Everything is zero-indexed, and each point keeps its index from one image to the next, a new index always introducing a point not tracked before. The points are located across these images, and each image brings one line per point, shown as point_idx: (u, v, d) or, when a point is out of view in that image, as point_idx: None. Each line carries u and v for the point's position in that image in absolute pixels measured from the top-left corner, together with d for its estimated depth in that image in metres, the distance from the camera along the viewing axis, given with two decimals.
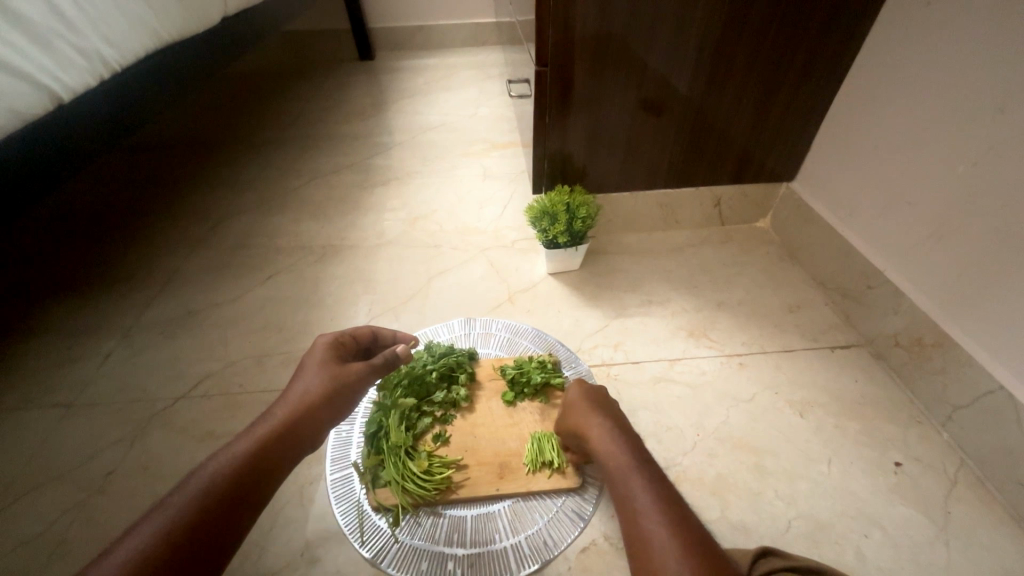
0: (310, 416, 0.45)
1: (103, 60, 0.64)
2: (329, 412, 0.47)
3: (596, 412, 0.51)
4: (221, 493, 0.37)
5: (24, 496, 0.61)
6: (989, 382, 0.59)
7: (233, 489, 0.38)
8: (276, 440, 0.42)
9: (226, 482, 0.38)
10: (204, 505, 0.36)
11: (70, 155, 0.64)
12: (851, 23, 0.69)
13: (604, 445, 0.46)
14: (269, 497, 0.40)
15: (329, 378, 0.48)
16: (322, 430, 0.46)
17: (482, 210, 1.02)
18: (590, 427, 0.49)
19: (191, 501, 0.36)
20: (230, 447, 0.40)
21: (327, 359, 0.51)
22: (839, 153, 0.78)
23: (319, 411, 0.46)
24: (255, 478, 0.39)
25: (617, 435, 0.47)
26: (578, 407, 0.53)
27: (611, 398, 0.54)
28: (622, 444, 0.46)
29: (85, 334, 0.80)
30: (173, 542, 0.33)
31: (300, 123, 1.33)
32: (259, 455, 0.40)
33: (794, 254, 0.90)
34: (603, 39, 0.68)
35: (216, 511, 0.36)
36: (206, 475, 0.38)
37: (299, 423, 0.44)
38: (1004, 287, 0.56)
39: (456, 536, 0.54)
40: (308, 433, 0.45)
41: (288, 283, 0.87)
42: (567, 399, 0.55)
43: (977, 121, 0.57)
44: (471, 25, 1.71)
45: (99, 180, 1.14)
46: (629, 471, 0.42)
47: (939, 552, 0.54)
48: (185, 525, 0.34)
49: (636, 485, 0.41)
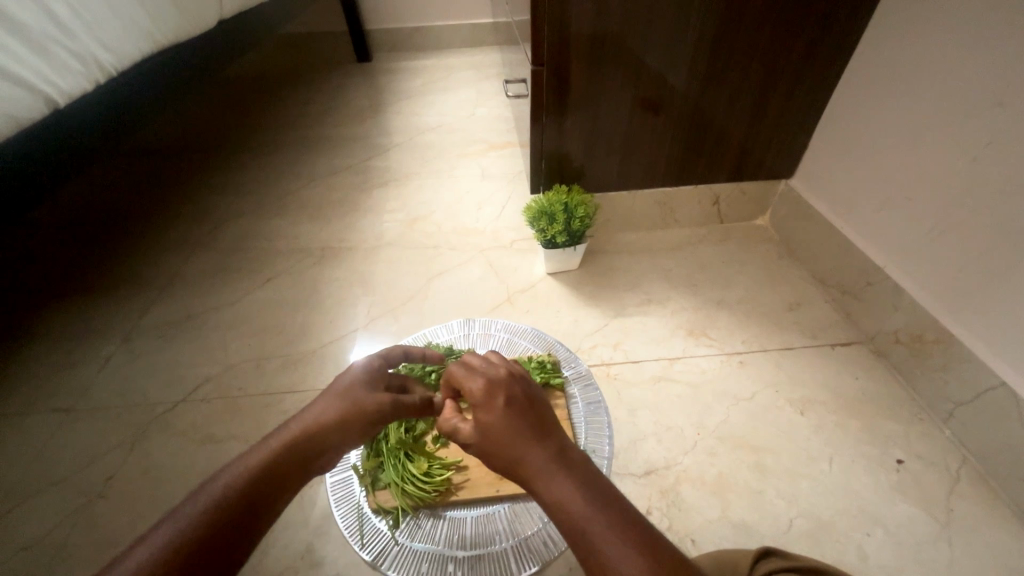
0: (328, 440, 0.43)
1: (98, 65, 0.63)
2: (347, 435, 0.44)
3: (519, 435, 0.36)
4: (230, 507, 0.36)
5: (25, 500, 0.61)
6: (991, 378, 0.58)
7: (244, 504, 0.36)
8: (290, 455, 0.40)
9: (239, 494, 0.37)
10: (217, 517, 0.35)
11: (67, 159, 0.64)
12: (848, 19, 0.68)
13: (550, 491, 0.34)
14: (276, 518, 0.38)
15: (351, 401, 0.45)
16: (338, 452, 0.44)
17: (480, 210, 1.02)
18: (525, 465, 0.36)
19: (199, 515, 0.34)
20: (244, 459, 0.39)
21: (358, 378, 0.48)
22: (838, 149, 0.78)
23: (342, 434, 0.43)
24: (267, 492, 0.38)
25: (560, 468, 0.35)
26: (502, 438, 0.37)
27: (536, 399, 0.40)
28: (574, 484, 0.34)
29: (84, 338, 0.80)
30: (172, 559, 0.32)
31: (298, 124, 1.34)
32: (270, 472, 0.39)
33: (793, 252, 0.89)
34: (598, 37, 0.68)
35: (228, 521, 0.35)
36: (218, 486, 0.37)
37: (314, 441, 0.42)
38: (1004, 283, 0.56)
39: (456, 538, 0.54)
40: (325, 453, 0.43)
41: (286, 287, 0.87)
42: (479, 420, 0.38)
43: (975, 118, 0.57)
44: (469, 25, 1.71)
45: (99, 184, 1.14)
46: (597, 527, 0.32)
47: (942, 550, 0.54)
48: (192, 538, 0.33)
49: (615, 552, 0.31)
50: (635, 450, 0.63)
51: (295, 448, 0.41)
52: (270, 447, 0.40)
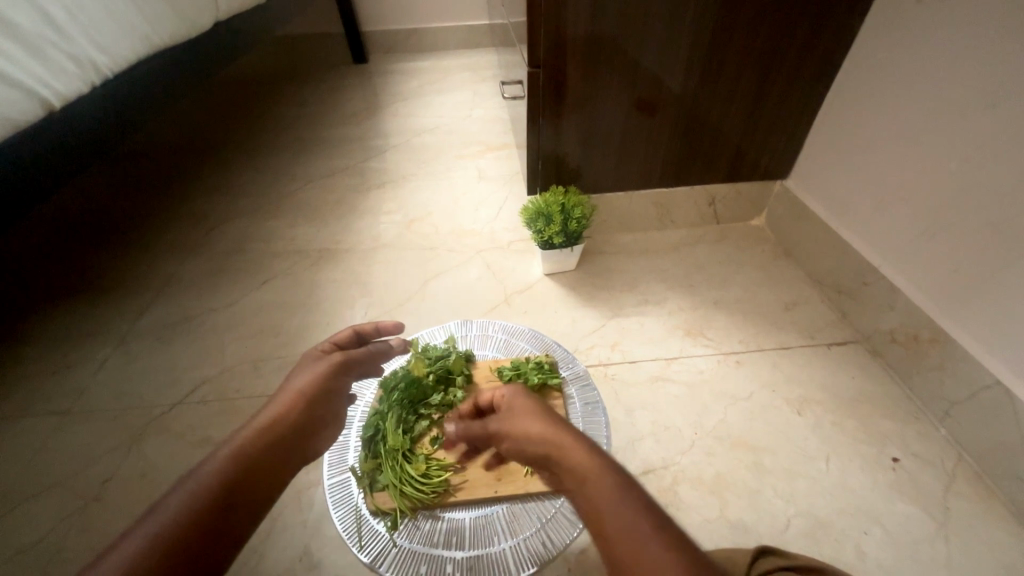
0: (300, 416, 0.45)
1: (92, 65, 0.63)
2: (320, 405, 0.47)
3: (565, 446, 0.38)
4: (234, 472, 0.38)
5: (21, 503, 0.61)
6: (986, 377, 0.59)
7: (246, 470, 0.39)
8: (275, 428, 0.43)
9: (239, 460, 0.39)
10: (224, 480, 0.37)
11: (60, 161, 0.64)
12: (843, 20, 0.69)
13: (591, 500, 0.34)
14: (284, 477, 0.41)
15: (314, 375, 0.48)
16: (320, 422, 0.47)
17: (478, 211, 1.02)
18: (575, 473, 0.36)
19: (209, 480, 0.37)
20: (221, 449, 0.39)
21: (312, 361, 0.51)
22: (833, 150, 0.78)
23: (312, 410, 0.46)
24: (263, 459, 0.40)
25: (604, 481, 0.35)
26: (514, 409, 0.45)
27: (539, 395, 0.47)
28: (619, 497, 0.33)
29: (80, 341, 0.80)
30: (194, 519, 0.34)
31: (295, 126, 1.34)
32: (262, 447, 0.41)
33: (790, 252, 0.90)
34: (594, 40, 0.68)
35: (235, 484, 0.37)
36: (198, 478, 0.37)
37: (292, 411, 0.45)
38: (998, 283, 0.56)
39: (455, 539, 0.54)
40: (308, 422, 0.45)
41: (282, 289, 0.87)
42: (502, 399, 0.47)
43: (968, 119, 0.58)
44: (465, 28, 1.72)
45: (94, 186, 1.13)
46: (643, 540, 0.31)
47: (938, 548, 0.54)
48: (207, 499, 0.36)
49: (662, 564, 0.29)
50: (633, 450, 0.63)
51: (270, 432, 0.42)
52: (244, 434, 0.41)
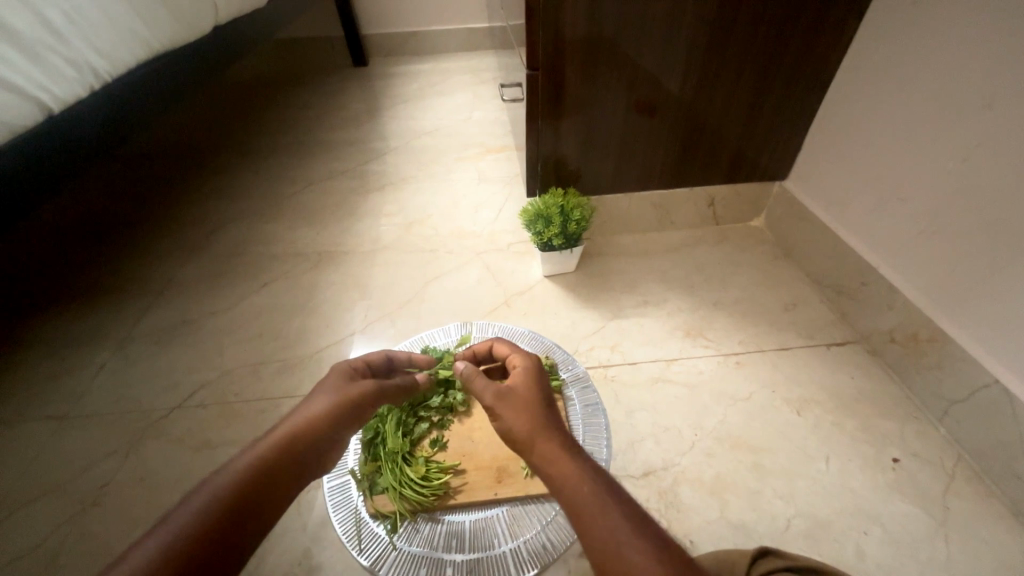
0: (319, 436, 0.44)
1: (91, 70, 0.63)
2: (339, 428, 0.46)
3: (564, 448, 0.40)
4: (247, 488, 0.38)
5: (20, 508, 0.61)
6: (985, 376, 0.59)
7: (258, 487, 0.38)
8: (292, 447, 0.42)
9: (253, 477, 0.38)
10: (237, 496, 0.37)
11: (60, 165, 0.64)
12: (840, 22, 0.69)
13: (582, 502, 0.36)
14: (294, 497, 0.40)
15: (339, 396, 0.47)
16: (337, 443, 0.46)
17: (477, 213, 1.02)
18: (569, 476, 0.38)
19: (223, 494, 0.37)
20: (236, 465, 0.39)
21: (340, 381, 0.50)
22: (831, 151, 0.78)
23: (332, 431, 0.45)
24: (275, 478, 0.39)
25: (597, 487, 0.37)
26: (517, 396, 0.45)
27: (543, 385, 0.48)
28: (610, 506, 0.36)
29: (80, 345, 0.80)
30: (201, 533, 0.34)
31: (295, 129, 1.34)
32: (277, 465, 0.40)
33: (789, 252, 0.90)
34: (593, 42, 0.68)
35: (246, 500, 0.37)
36: (209, 492, 0.37)
37: (311, 432, 0.44)
38: (996, 282, 0.57)
39: (455, 542, 0.54)
40: (325, 444, 0.44)
41: (282, 291, 0.87)
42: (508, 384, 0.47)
43: (964, 120, 0.58)
44: (465, 30, 1.72)
45: (94, 189, 1.13)
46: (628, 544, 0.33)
47: (938, 547, 0.54)
48: (218, 512, 0.35)
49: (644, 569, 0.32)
50: (633, 452, 0.63)
51: (286, 450, 0.42)
52: (261, 451, 0.40)
